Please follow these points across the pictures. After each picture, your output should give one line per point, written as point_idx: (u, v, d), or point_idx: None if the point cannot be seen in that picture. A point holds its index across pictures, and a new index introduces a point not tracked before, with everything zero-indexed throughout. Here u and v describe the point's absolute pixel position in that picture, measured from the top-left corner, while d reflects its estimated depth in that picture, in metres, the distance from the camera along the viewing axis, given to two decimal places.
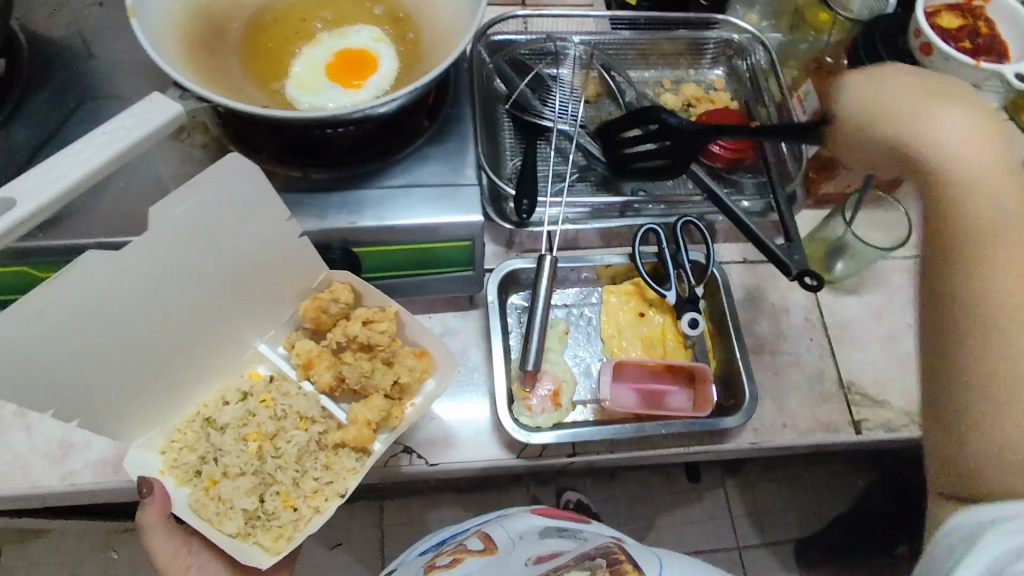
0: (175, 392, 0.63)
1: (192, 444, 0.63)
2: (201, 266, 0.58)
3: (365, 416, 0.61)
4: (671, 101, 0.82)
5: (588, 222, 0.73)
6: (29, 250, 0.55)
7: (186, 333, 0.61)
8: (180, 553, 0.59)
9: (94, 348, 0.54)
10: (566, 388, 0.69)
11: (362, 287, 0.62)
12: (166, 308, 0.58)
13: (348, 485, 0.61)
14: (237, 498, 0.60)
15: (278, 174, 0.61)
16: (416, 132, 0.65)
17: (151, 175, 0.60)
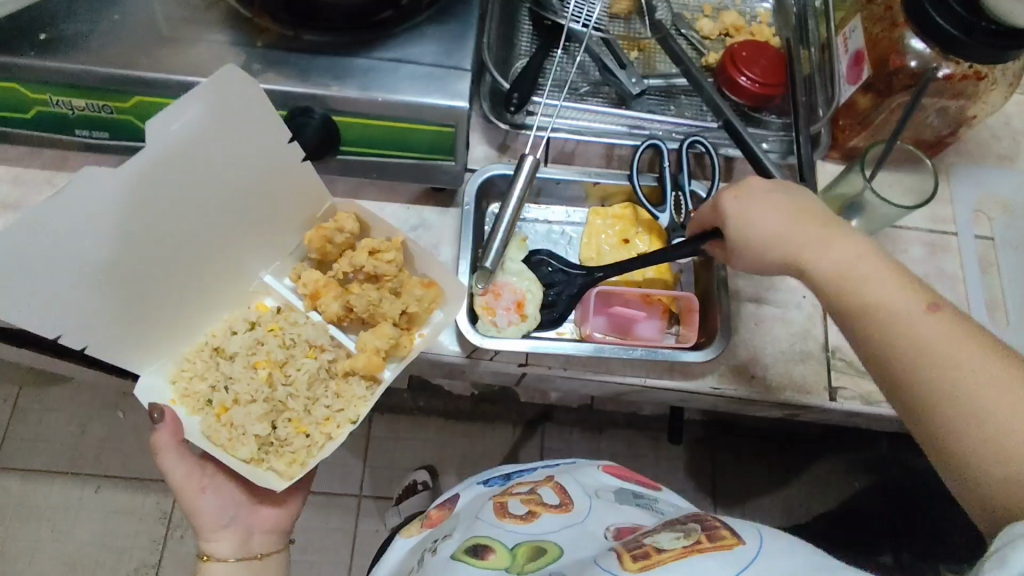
0: (181, 324, 0.63)
1: (203, 374, 0.63)
2: (204, 191, 0.57)
3: (374, 344, 0.61)
4: (708, 27, 0.76)
5: (586, 133, 0.70)
6: (21, 66, 0.56)
7: (186, 259, 0.60)
8: (195, 474, 0.62)
9: (100, 259, 0.54)
10: (531, 297, 0.66)
11: (367, 217, 0.63)
12: (178, 225, 0.57)
13: (360, 411, 0.63)
14: (248, 423, 0.61)
15: (270, 31, 0.60)
16: (416, 10, 0.62)
17: (146, 13, 0.60)
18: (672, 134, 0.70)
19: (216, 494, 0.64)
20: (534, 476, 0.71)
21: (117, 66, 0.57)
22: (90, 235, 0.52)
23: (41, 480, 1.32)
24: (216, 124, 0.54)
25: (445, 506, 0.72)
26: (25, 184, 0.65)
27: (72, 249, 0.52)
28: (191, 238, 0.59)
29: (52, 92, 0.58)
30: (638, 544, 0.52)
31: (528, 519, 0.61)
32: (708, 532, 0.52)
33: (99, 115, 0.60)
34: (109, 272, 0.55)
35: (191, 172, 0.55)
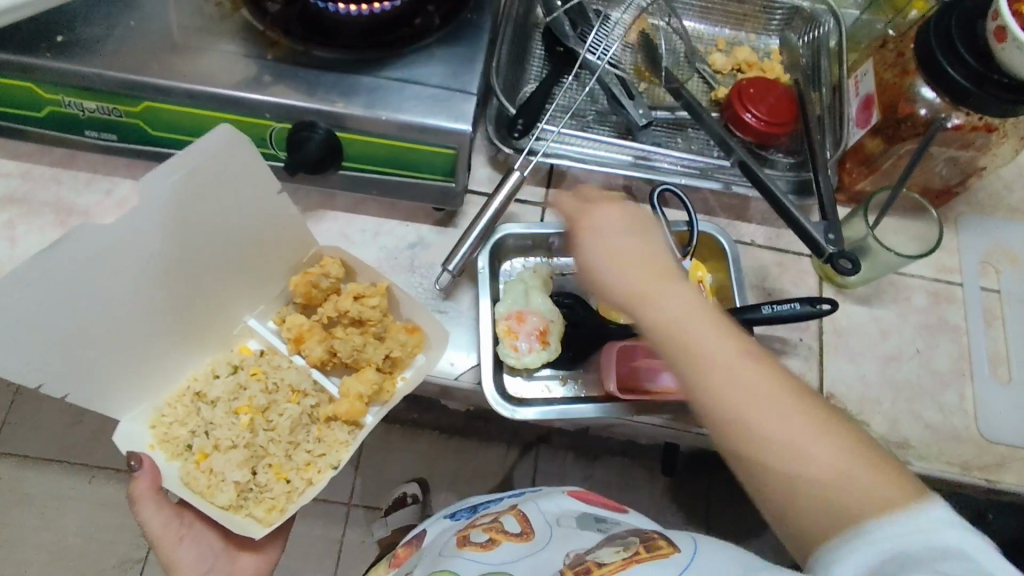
0: (161, 370, 0.63)
1: (183, 419, 0.63)
2: (196, 239, 0.58)
3: (356, 390, 0.62)
4: (720, 62, 0.76)
5: (590, 162, 0.68)
6: (34, 66, 0.57)
7: (169, 307, 0.60)
8: (173, 524, 0.60)
9: (90, 309, 0.54)
10: (554, 327, 0.64)
11: (352, 263, 0.63)
12: (170, 272, 0.58)
13: (339, 456, 0.63)
14: (228, 470, 0.61)
15: (281, 45, 0.61)
16: (426, 30, 0.62)
17: (162, 21, 0.61)
18: (680, 167, 0.69)
19: (195, 543, 0.61)
20: (498, 507, 0.69)
21: (127, 71, 0.58)
22: (87, 277, 0.53)
23: (35, 466, 1.34)
24: (214, 179, 0.55)
25: (413, 546, 0.72)
26: (33, 179, 0.66)
27: (64, 301, 0.52)
28: (174, 284, 0.59)
29: (65, 93, 0.59)
30: (581, 558, 0.52)
31: (488, 547, 0.59)
32: (646, 544, 0.52)
33: (109, 118, 0.61)
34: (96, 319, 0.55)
35: (189, 223, 0.57)
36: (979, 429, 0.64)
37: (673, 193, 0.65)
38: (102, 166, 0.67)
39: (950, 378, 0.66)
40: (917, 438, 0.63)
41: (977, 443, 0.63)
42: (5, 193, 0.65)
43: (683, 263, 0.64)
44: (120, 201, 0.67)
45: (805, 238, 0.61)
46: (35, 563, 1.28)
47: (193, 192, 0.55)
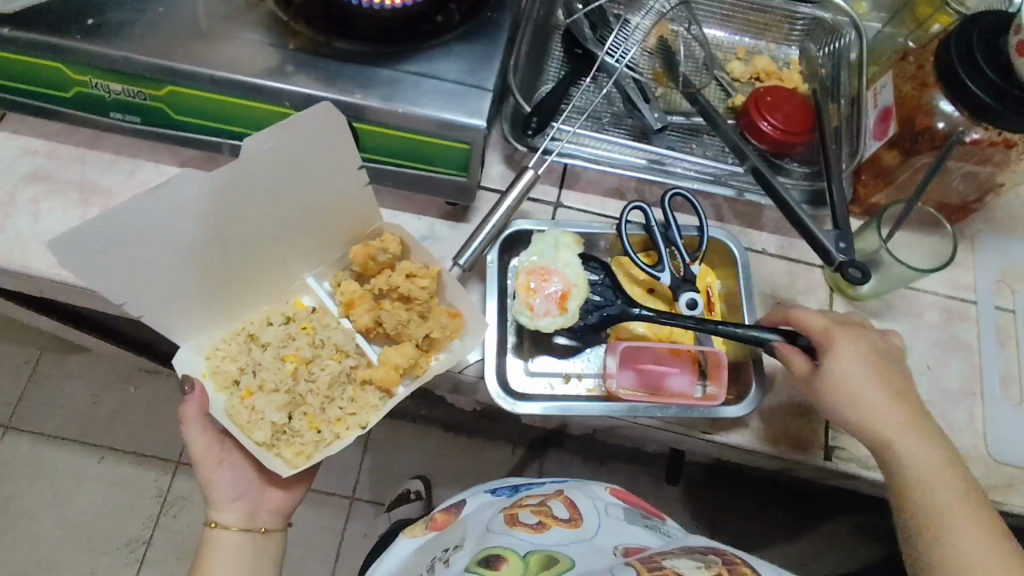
0: (223, 312, 0.63)
1: (235, 356, 0.63)
2: (265, 193, 0.57)
3: (394, 360, 0.61)
4: (738, 70, 0.76)
5: (604, 162, 0.69)
6: (64, 48, 0.59)
7: (241, 250, 0.60)
8: (214, 448, 0.61)
9: (171, 240, 0.55)
10: (577, 293, 0.61)
11: (412, 243, 0.62)
12: (243, 218, 0.58)
13: (370, 420, 0.62)
14: (268, 410, 0.60)
15: (304, 36, 0.62)
16: (445, 26, 0.63)
17: (189, 8, 0.62)
18: (693, 172, 0.69)
19: (232, 469, 0.62)
20: (544, 489, 0.67)
21: (153, 56, 0.59)
22: (166, 212, 0.54)
23: (48, 444, 1.36)
24: (297, 150, 0.55)
25: (450, 511, 0.69)
26: (59, 158, 0.68)
27: (148, 230, 0.53)
28: (245, 242, 0.59)
29: (93, 75, 0.61)
30: (657, 563, 0.50)
31: (539, 530, 0.58)
32: (729, 567, 0.51)
33: (134, 100, 0.63)
34: (175, 250, 0.56)
35: (265, 179, 0.56)
36: (988, 448, 0.63)
37: (684, 197, 0.65)
38: (125, 148, 0.69)
39: (960, 396, 0.65)
40: None
41: (985, 463, 0.62)
42: (31, 170, 0.67)
43: (692, 267, 0.64)
44: (140, 183, 0.68)
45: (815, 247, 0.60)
46: (43, 539, 1.30)
47: (272, 153, 0.54)
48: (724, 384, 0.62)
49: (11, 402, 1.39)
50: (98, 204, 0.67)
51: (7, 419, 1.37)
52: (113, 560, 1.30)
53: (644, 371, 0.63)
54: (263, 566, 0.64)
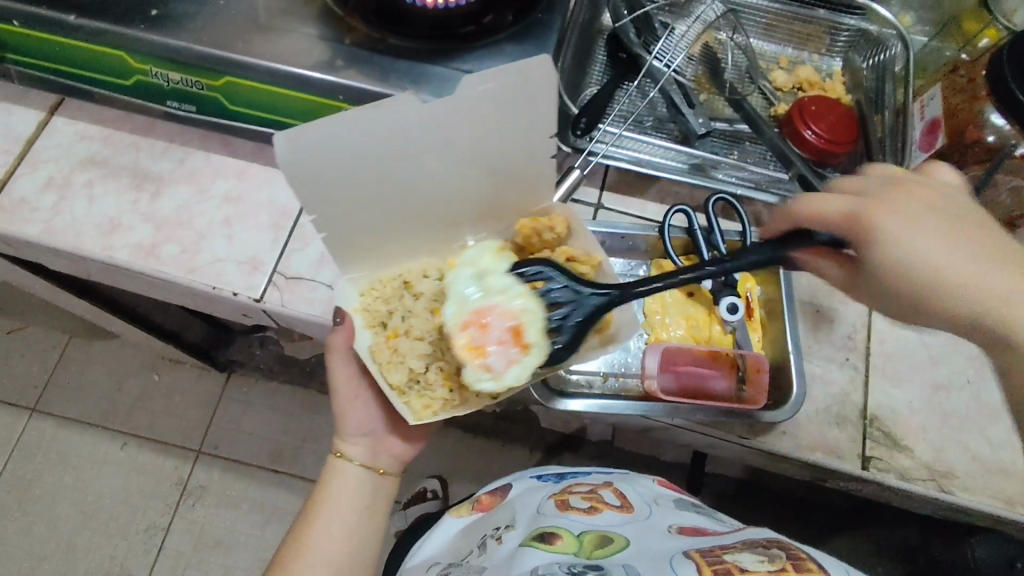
0: (382, 256, 0.61)
1: (388, 298, 0.62)
2: (459, 152, 0.53)
3: None
4: (781, 79, 0.76)
5: (647, 165, 0.68)
6: (127, 37, 0.61)
7: (431, 198, 0.57)
8: (353, 382, 0.65)
9: (367, 171, 0.52)
10: (528, 323, 0.56)
11: (577, 226, 0.60)
12: (428, 170, 0.54)
13: (499, 392, 0.59)
14: (411, 356, 0.59)
15: (359, 32, 0.63)
16: (497, 26, 0.64)
17: (249, 2, 0.64)
18: (735, 178, 0.69)
19: (364, 406, 0.66)
20: (591, 479, 0.73)
21: (211, 46, 0.61)
22: (366, 143, 0.50)
23: (73, 428, 1.38)
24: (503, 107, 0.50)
25: (496, 493, 0.78)
26: (114, 144, 0.70)
27: (345, 152, 0.50)
28: (435, 194, 0.57)
29: (153, 64, 0.62)
30: (718, 560, 0.49)
31: (591, 512, 0.64)
32: (794, 561, 0.48)
33: (190, 90, 0.64)
34: (360, 183, 0.53)
35: (458, 137, 0.52)
36: None
37: (728, 202, 0.66)
38: (176, 136, 0.71)
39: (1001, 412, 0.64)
40: (962, 468, 0.62)
41: None
42: (86, 155, 0.69)
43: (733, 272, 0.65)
44: (189, 171, 0.69)
45: None
46: (64, 522, 1.32)
47: (543, 123, 0.51)
48: (764, 390, 0.61)
49: (39, 385, 1.41)
50: (149, 189, 0.68)
51: (34, 402, 1.39)
52: (130, 547, 1.31)
53: (685, 372, 0.63)
54: (377, 504, 0.68)
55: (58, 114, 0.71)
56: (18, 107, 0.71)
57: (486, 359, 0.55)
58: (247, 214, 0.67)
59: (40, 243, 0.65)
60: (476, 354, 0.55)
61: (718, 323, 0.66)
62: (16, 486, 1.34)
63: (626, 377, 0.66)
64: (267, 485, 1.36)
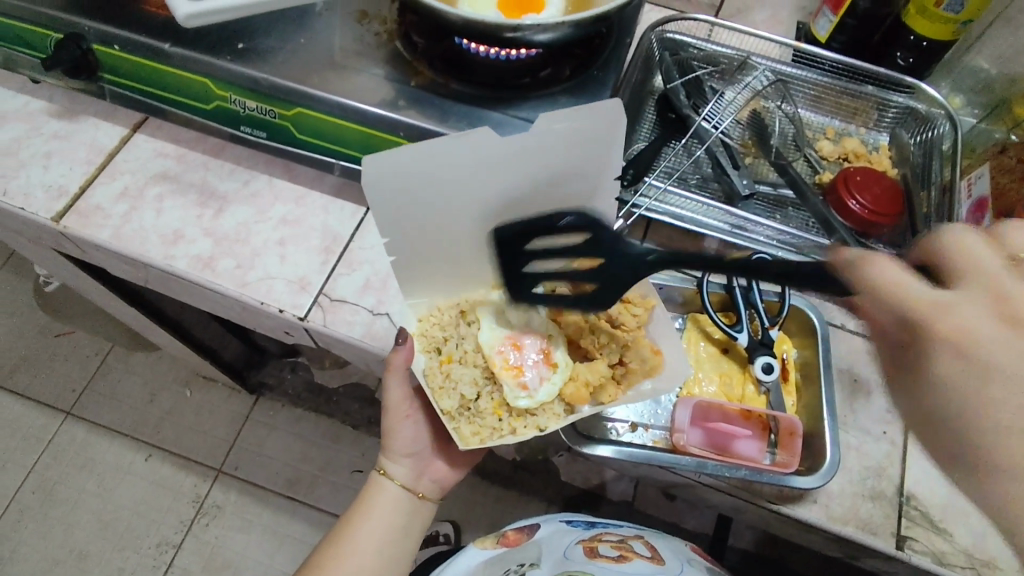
0: (443, 282, 0.63)
1: (444, 324, 0.64)
2: (519, 189, 0.55)
3: (584, 377, 0.59)
4: (827, 149, 0.77)
5: (687, 220, 0.69)
6: (213, 66, 0.66)
7: (483, 235, 0.58)
8: (403, 403, 0.65)
9: (432, 202, 0.54)
10: (555, 344, 0.60)
11: None
12: (490, 204, 0.55)
13: (550, 425, 0.59)
14: (462, 383, 0.60)
15: (424, 76, 0.68)
16: (555, 79, 0.68)
17: (326, 43, 0.69)
18: (778, 240, 0.69)
19: (414, 427, 0.66)
20: (621, 530, 0.74)
21: (288, 79, 0.65)
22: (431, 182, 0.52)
23: (103, 435, 1.41)
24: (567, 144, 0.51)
25: (522, 531, 0.76)
26: (186, 163, 0.75)
27: (419, 186, 0.52)
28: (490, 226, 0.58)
29: (233, 92, 0.68)
30: None
31: (621, 560, 0.65)
32: None
33: (263, 117, 0.69)
34: (415, 210, 0.54)
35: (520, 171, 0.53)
36: None
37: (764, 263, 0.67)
38: (243, 160, 0.75)
39: None
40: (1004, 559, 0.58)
41: None
42: (160, 170, 0.74)
43: (770, 332, 0.64)
44: (252, 192, 0.73)
45: None
46: (80, 528, 1.33)
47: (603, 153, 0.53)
48: (797, 453, 0.60)
49: (76, 389, 1.45)
50: (213, 207, 0.72)
51: (69, 405, 1.44)
52: (139, 561, 1.31)
53: (723, 431, 0.62)
54: (412, 525, 0.69)
55: (140, 132, 0.76)
56: (106, 123, 0.77)
57: (524, 378, 0.59)
58: (302, 235, 0.70)
59: (107, 247, 0.69)
60: (515, 373, 0.59)
61: (752, 385, 0.65)
62: (41, 487, 1.36)
63: (655, 427, 0.65)
64: (281, 512, 1.35)
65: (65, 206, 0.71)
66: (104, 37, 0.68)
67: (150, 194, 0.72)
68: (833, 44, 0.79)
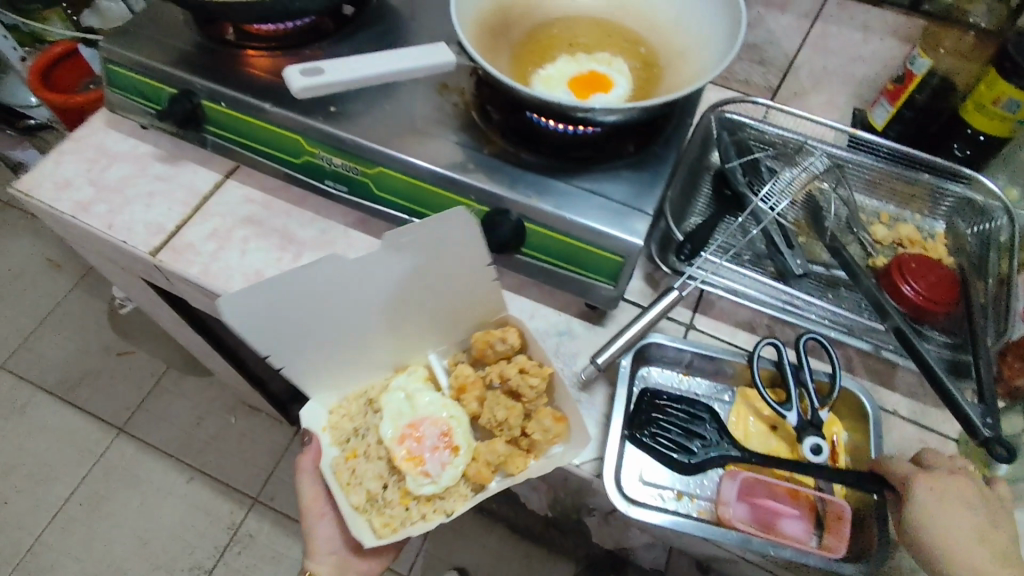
0: (349, 372, 0.73)
1: (352, 415, 0.74)
2: (371, 282, 0.66)
3: (485, 456, 0.67)
4: (881, 233, 0.79)
5: (740, 295, 0.72)
6: (307, 126, 0.73)
7: (359, 319, 0.69)
8: (319, 498, 0.76)
9: (314, 319, 0.66)
10: (455, 428, 0.69)
11: (530, 337, 0.69)
12: (339, 308, 0.66)
13: (457, 507, 0.68)
14: (367, 478, 0.69)
15: (496, 144, 0.72)
16: (618, 154, 0.72)
17: (409, 109, 0.75)
18: (830, 320, 0.71)
19: (329, 525, 0.76)
20: None
21: (373, 141, 0.71)
22: (305, 296, 0.63)
23: (150, 454, 1.47)
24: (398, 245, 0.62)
25: None
26: (271, 209, 0.81)
27: (307, 299, 0.64)
28: (368, 320, 0.69)
29: (322, 149, 0.74)
30: None
31: None
32: None
33: (347, 174, 0.75)
34: (307, 323, 0.66)
35: (380, 266, 0.65)
36: None
37: (817, 342, 0.68)
38: (321, 209, 0.81)
39: None
40: None
41: None
42: (247, 214, 0.80)
43: (821, 412, 0.64)
44: (329, 240, 0.79)
45: (961, 417, 0.61)
46: (120, 545, 1.37)
47: (461, 252, 0.65)
48: (846, 539, 0.60)
49: (129, 407, 1.52)
50: (292, 251, 0.78)
51: (122, 422, 1.50)
52: None
53: (765, 509, 0.62)
54: None
55: (232, 177, 0.83)
56: (203, 168, 0.84)
57: (426, 467, 0.68)
58: None
59: (195, 282, 0.75)
60: (416, 462, 0.68)
61: (801, 463, 0.65)
62: (88, 500, 1.41)
63: (701, 498, 0.65)
64: None
65: (161, 242, 0.78)
66: (213, 95, 0.76)
67: (237, 235, 0.78)
68: (890, 133, 0.81)
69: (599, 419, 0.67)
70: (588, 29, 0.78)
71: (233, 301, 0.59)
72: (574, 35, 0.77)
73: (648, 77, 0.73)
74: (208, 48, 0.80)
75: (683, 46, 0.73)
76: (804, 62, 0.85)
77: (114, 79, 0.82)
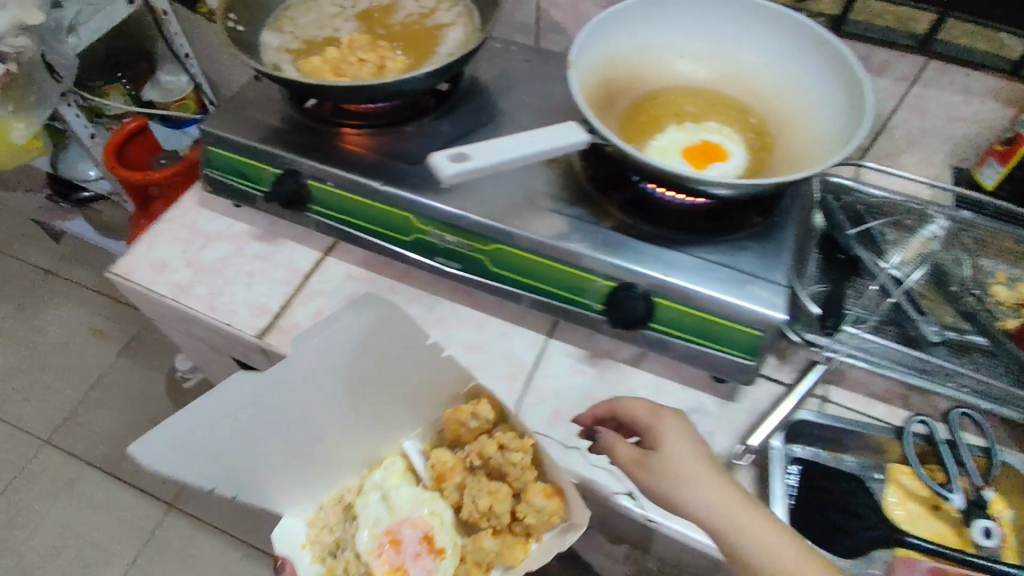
0: (325, 477, 0.74)
1: (334, 525, 0.73)
2: (314, 380, 0.66)
3: (474, 555, 0.66)
4: (1004, 294, 0.76)
5: (880, 365, 0.68)
6: (421, 205, 0.72)
7: (285, 417, 0.67)
8: None
9: (234, 441, 0.66)
10: (441, 531, 0.68)
11: (504, 411, 0.64)
12: (288, 415, 0.68)
13: None
14: None
15: (616, 217, 0.71)
16: (741, 225, 0.71)
17: (521, 182, 0.74)
18: (980, 389, 0.67)
19: None
20: None
21: (492, 218, 0.70)
22: (222, 421, 0.64)
23: (202, 531, 1.41)
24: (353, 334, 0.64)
25: None
26: (374, 286, 0.79)
27: (218, 436, 0.65)
28: (317, 427, 0.70)
29: (435, 227, 0.73)
30: None
31: None
32: None
33: (459, 250, 0.73)
34: (247, 445, 0.67)
35: (299, 375, 0.65)
36: None
37: (967, 416, 0.67)
38: (426, 284, 0.80)
39: None
40: None
41: None
42: (351, 292, 0.79)
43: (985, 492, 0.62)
44: (438, 317, 0.77)
45: None
46: None
47: (406, 357, 0.66)
48: None
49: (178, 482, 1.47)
50: None
51: (172, 498, 1.45)
52: None
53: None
54: None
55: (331, 255, 0.82)
56: (302, 246, 0.83)
57: None
58: (487, 363, 0.73)
59: None
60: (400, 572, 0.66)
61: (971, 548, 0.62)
62: None
63: None
64: None
65: (266, 325, 0.75)
66: (320, 174, 0.75)
67: (344, 315, 0.76)
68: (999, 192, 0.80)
69: (749, 501, 0.64)
70: (692, 102, 0.77)
71: (143, 447, 0.63)
72: (678, 104, 0.77)
73: (761, 152, 0.72)
74: (311, 128, 0.80)
75: (796, 121, 0.72)
76: (900, 123, 0.85)
77: (213, 162, 0.81)
